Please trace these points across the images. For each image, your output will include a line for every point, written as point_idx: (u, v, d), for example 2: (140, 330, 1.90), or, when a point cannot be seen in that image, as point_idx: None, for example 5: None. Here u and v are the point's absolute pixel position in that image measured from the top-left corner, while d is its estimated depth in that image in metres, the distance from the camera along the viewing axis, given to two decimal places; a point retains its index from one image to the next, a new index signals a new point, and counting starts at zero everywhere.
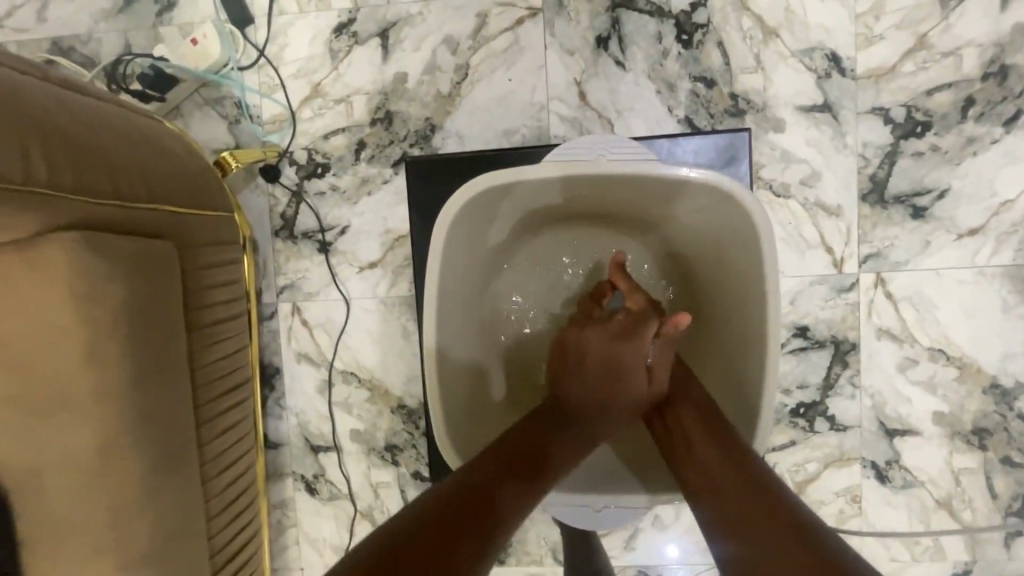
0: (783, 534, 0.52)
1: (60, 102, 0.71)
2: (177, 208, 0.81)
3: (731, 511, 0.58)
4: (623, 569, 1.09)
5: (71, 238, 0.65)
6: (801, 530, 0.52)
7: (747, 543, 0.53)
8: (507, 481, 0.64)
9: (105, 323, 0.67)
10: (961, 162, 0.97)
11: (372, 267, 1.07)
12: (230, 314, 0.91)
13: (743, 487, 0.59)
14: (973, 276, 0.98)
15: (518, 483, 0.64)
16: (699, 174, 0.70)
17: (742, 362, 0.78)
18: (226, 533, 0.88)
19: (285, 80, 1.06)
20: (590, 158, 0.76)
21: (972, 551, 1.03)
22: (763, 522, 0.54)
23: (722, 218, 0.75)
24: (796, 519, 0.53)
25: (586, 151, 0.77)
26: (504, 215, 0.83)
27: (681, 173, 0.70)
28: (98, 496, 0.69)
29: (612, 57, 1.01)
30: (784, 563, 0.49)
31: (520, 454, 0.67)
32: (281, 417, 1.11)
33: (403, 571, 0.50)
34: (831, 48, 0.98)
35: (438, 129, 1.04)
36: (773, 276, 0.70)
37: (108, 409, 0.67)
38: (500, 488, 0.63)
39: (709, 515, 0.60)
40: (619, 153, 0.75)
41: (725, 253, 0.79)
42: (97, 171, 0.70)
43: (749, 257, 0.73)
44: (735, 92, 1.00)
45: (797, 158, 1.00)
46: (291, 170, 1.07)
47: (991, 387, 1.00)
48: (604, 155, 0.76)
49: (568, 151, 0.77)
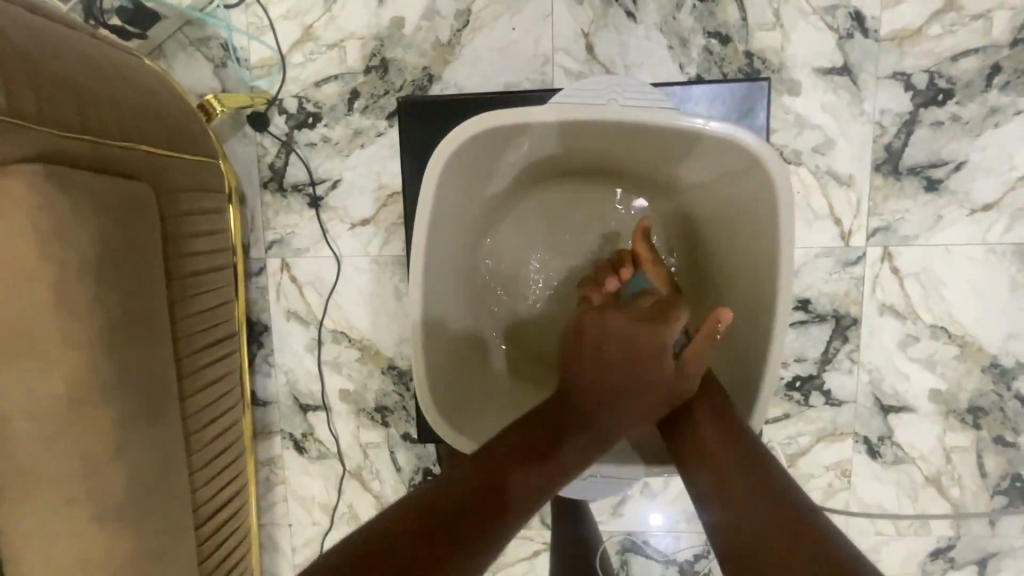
0: (763, 498, 0.54)
1: (28, 26, 0.66)
2: (155, 149, 0.77)
3: (722, 484, 0.57)
4: (610, 535, 1.10)
5: (32, 170, 0.61)
6: (773, 493, 0.54)
7: (730, 509, 0.54)
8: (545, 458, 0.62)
9: (74, 265, 0.63)
10: (981, 134, 0.93)
11: (365, 224, 1.03)
12: (213, 266, 0.88)
13: (720, 462, 0.60)
14: (984, 254, 0.96)
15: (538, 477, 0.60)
16: (717, 125, 0.66)
17: (745, 337, 0.75)
18: (209, 488, 0.86)
19: (274, 21, 0.99)
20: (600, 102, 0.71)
21: (956, 527, 1.04)
22: (753, 522, 0.52)
23: (742, 181, 0.71)
24: (767, 479, 0.56)
25: (597, 93, 0.72)
26: (505, 162, 0.79)
27: (697, 125, 0.66)
28: (68, 444, 0.66)
29: (623, 7, 0.95)
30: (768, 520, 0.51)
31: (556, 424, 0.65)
32: (269, 374, 1.09)
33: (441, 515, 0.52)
34: (856, 6, 0.93)
35: (435, 80, 0.98)
36: (789, 241, 0.66)
37: (80, 356, 0.65)
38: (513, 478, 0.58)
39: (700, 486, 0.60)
40: (634, 98, 0.72)
41: (742, 221, 0.74)
42: (66, 103, 0.66)
43: (765, 222, 0.69)
44: (752, 51, 0.94)
45: (811, 124, 0.96)
46: (280, 118, 1.02)
47: (991, 366, 0.98)
48: (617, 100, 0.72)
49: (577, 93, 0.72)
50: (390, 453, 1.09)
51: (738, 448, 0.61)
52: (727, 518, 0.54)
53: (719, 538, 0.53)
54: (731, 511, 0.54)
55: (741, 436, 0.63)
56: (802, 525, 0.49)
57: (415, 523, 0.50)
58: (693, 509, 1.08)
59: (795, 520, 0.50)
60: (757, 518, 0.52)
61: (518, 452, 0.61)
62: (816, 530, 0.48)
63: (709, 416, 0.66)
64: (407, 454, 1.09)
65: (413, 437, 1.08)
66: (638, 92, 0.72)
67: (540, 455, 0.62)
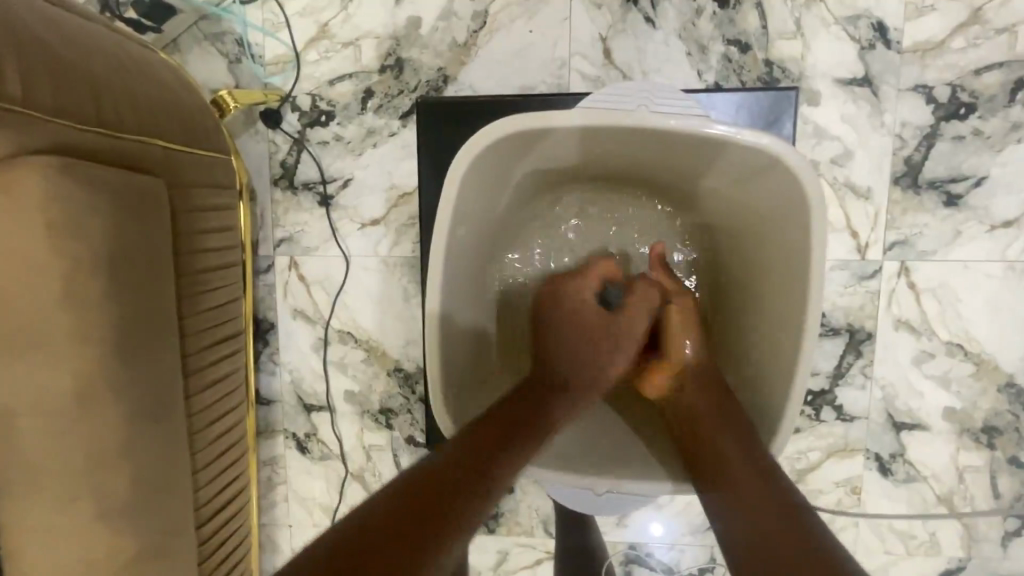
0: (779, 511, 0.56)
1: (46, 18, 0.65)
2: (168, 144, 0.76)
3: (736, 497, 0.60)
4: (614, 545, 1.08)
5: (45, 161, 0.60)
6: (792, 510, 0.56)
7: (748, 519, 0.57)
8: (509, 447, 0.65)
9: (86, 260, 0.63)
10: (1003, 149, 0.91)
11: (374, 225, 1.02)
12: (223, 263, 0.87)
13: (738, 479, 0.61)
14: (1002, 271, 0.94)
15: (503, 459, 0.64)
16: (749, 134, 0.65)
17: (772, 347, 0.73)
18: (212, 487, 0.85)
19: (290, 18, 0.98)
20: (630, 108, 0.70)
21: (966, 548, 1.02)
22: (768, 528, 0.55)
23: (771, 191, 0.70)
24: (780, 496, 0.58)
25: (626, 99, 0.71)
26: (528, 166, 0.78)
27: (728, 133, 0.65)
28: (71, 440, 0.65)
29: (642, 12, 0.94)
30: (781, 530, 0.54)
31: (517, 415, 0.69)
32: (274, 373, 1.08)
33: (414, 506, 0.55)
34: (878, 17, 0.91)
35: (450, 80, 0.98)
36: (820, 253, 0.65)
37: (87, 351, 0.64)
38: (481, 467, 0.62)
39: (716, 499, 0.62)
40: (665, 104, 0.71)
41: (771, 229, 0.73)
42: (81, 96, 0.65)
43: (796, 234, 0.68)
44: (771, 59, 0.93)
45: (829, 135, 0.94)
46: (293, 116, 1.01)
47: (1007, 386, 0.96)
48: (646, 106, 0.71)
49: (607, 99, 0.71)
50: (394, 456, 1.08)
51: (753, 463, 0.63)
52: (744, 525, 0.57)
53: (736, 547, 0.56)
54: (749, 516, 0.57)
55: (756, 450, 0.65)
56: (815, 537, 0.52)
57: (386, 518, 0.53)
58: (698, 522, 1.06)
59: (797, 557, 0.50)
60: (777, 529, 0.54)
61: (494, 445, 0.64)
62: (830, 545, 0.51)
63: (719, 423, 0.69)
64: (412, 458, 1.08)
65: (418, 441, 1.07)
66: (667, 99, 0.72)
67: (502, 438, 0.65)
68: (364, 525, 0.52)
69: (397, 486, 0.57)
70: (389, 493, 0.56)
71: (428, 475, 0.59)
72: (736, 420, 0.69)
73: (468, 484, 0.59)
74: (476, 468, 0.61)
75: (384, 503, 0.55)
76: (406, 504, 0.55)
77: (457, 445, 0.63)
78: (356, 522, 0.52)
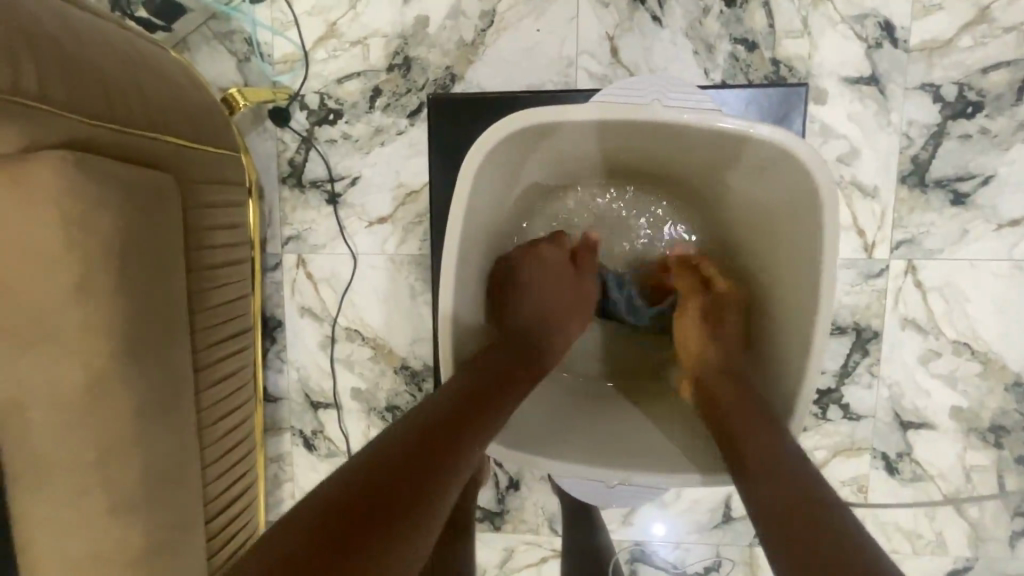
0: (799, 489, 0.53)
1: (58, 16, 0.66)
2: (179, 141, 0.77)
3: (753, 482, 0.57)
4: (620, 543, 1.08)
5: (59, 156, 0.61)
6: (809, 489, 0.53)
7: (764, 499, 0.55)
8: (498, 400, 0.63)
9: (99, 255, 0.63)
10: (1010, 147, 0.91)
11: (382, 223, 1.02)
12: (231, 259, 0.87)
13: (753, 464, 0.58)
14: (1009, 270, 0.94)
15: (489, 413, 0.61)
16: (761, 127, 0.65)
17: (783, 343, 0.73)
18: (220, 482, 0.86)
19: (299, 17, 0.99)
20: (644, 100, 0.71)
21: (973, 548, 1.02)
22: (785, 506, 0.53)
23: (783, 182, 0.70)
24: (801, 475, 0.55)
25: (639, 91, 0.72)
26: (538, 161, 0.78)
27: (741, 126, 0.65)
28: (82, 434, 0.66)
29: (649, 11, 0.95)
30: (801, 508, 0.51)
31: (504, 370, 0.67)
32: (282, 371, 1.08)
33: (411, 451, 0.51)
34: (886, 16, 0.91)
35: (458, 79, 0.98)
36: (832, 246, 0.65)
37: (99, 345, 0.64)
38: (469, 417, 0.58)
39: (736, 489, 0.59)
40: (676, 98, 0.71)
41: (782, 223, 0.73)
42: (93, 93, 0.66)
43: (806, 225, 0.68)
44: (778, 58, 0.93)
45: (836, 134, 0.95)
46: (301, 114, 1.01)
47: (1014, 385, 0.96)
48: (661, 99, 0.72)
49: (624, 91, 0.72)
50: None
51: (770, 444, 0.60)
52: (764, 504, 0.54)
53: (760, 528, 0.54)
54: (768, 496, 0.55)
55: (773, 436, 0.61)
56: (835, 515, 0.50)
57: (385, 463, 0.50)
58: (704, 520, 1.06)
59: (814, 536, 0.48)
60: (794, 507, 0.52)
61: (481, 401, 0.61)
62: (854, 525, 0.48)
63: (732, 408, 0.66)
64: None
65: None
66: (679, 93, 0.72)
67: (490, 396, 0.62)
68: (362, 476, 0.48)
69: (390, 435, 0.53)
70: (384, 442, 0.52)
71: (422, 424, 0.55)
72: (749, 406, 0.65)
73: (461, 436, 0.56)
74: (465, 420, 0.58)
75: (379, 448, 0.52)
76: (405, 449, 0.51)
77: (445, 397, 0.60)
78: (351, 474, 0.49)
